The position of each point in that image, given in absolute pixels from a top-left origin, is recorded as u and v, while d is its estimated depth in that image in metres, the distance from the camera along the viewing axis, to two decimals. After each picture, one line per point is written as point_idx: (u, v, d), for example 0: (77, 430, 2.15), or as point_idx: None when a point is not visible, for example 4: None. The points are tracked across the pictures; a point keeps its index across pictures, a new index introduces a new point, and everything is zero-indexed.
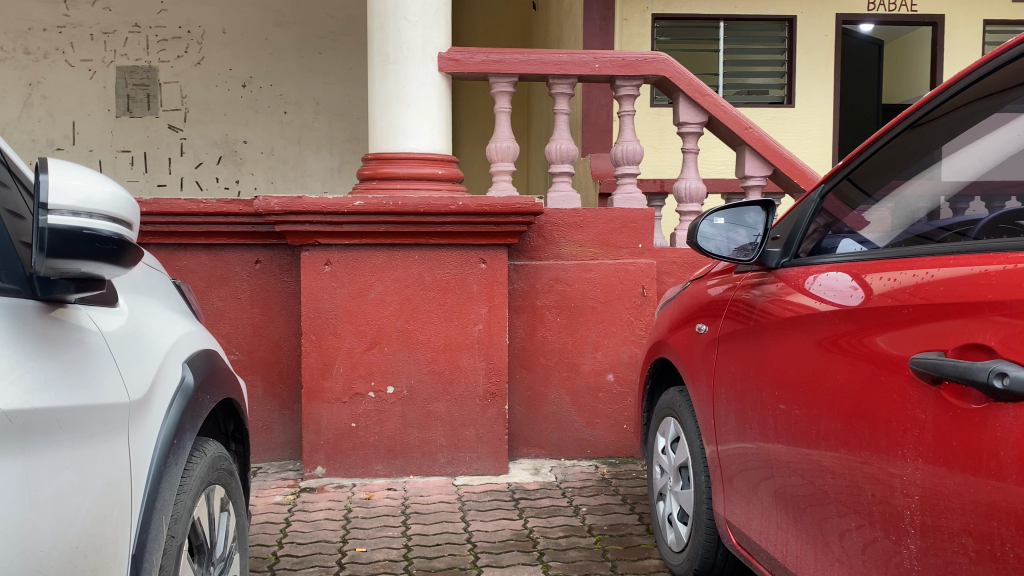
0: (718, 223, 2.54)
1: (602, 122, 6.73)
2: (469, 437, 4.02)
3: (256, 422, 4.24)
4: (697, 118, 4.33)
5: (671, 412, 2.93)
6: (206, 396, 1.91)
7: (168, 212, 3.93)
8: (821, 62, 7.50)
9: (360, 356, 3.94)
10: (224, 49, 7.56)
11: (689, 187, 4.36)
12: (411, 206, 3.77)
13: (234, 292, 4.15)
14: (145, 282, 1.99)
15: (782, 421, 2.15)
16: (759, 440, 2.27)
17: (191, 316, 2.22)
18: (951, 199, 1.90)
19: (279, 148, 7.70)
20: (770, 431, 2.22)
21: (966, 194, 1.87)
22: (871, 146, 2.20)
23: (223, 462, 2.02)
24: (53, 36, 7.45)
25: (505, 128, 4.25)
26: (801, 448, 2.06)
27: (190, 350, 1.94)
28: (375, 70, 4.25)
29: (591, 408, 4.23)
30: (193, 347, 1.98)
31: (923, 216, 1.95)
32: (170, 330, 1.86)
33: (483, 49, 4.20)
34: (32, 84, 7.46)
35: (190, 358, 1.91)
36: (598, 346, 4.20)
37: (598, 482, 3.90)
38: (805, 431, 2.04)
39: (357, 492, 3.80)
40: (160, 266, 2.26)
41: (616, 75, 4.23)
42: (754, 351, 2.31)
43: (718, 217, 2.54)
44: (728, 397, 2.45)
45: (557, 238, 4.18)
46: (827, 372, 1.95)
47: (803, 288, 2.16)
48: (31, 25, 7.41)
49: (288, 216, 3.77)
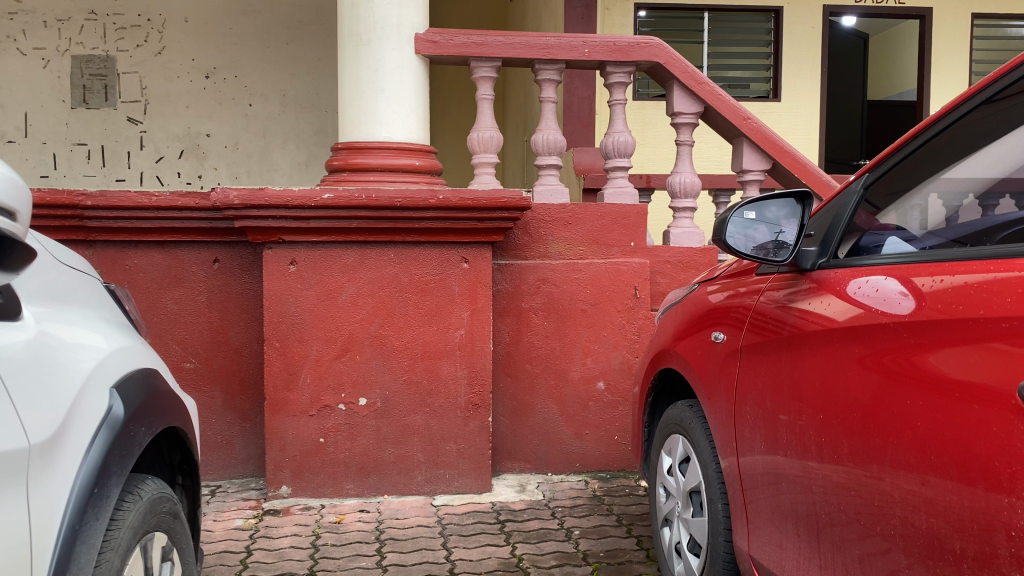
0: (745, 217, 2.22)
1: (584, 114, 6.44)
2: (450, 452, 3.70)
3: (215, 437, 3.88)
4: (692, 108, 4.03)
5: (678, 429, 2.63)
6: (143, 429, 1.56)
7: (117, 206, 3.55)
8: (808, 54, 7.26)
9: (328, 365, 3.60)
10: (186, 38, 7.12)
11: (683, 181, 4.03)
12: (386, 199, 3.43)
13: (191, 295, 3.78)
14: (63, 288, 1.63)
15: (827, 449, 1.85)
16: (797, 469, 1.97)
17: (123, 329, 1.86)
18: (942, 196, 1.83)
19: (244, 142, 7.27)
20: (812, 459, 1.92)
21: (959, 191, 1.79)
22: (928, 129, 1.85)
23: (165, 504, 1.68)
24: (4, 23, 6.97)
25: (487, 116, 3.93)
26: (856, 481, 1.76)
27: (121, 371, 1.58)
28: (345, 53, 3.90)
29: (580, 418, 3.93)
30: (127, 366, 1.63)
31: (916, 230, 1.87)
32: (94, 347, 1.52)
33: (463, 31, 3.87)
34: None
35: (122, 381, 1.55)
36: (588, 351, 3.90)
37: (590, 501, 3.59)
38: (858, 460, 1.75)
39: (326, 515, 3.46)
40: (88, 269, 1.90)
41: (606, 61, 3.93)
42: (788, 367, 2.01)
43: (747, 210, 2.22)
44: (755, 417, 2.15)
45: (544, 235, 3.88)
46: (893, 396, 1.65)
47: (844, 292, 1.87)
48: None
49: (249, 210, 3.41)
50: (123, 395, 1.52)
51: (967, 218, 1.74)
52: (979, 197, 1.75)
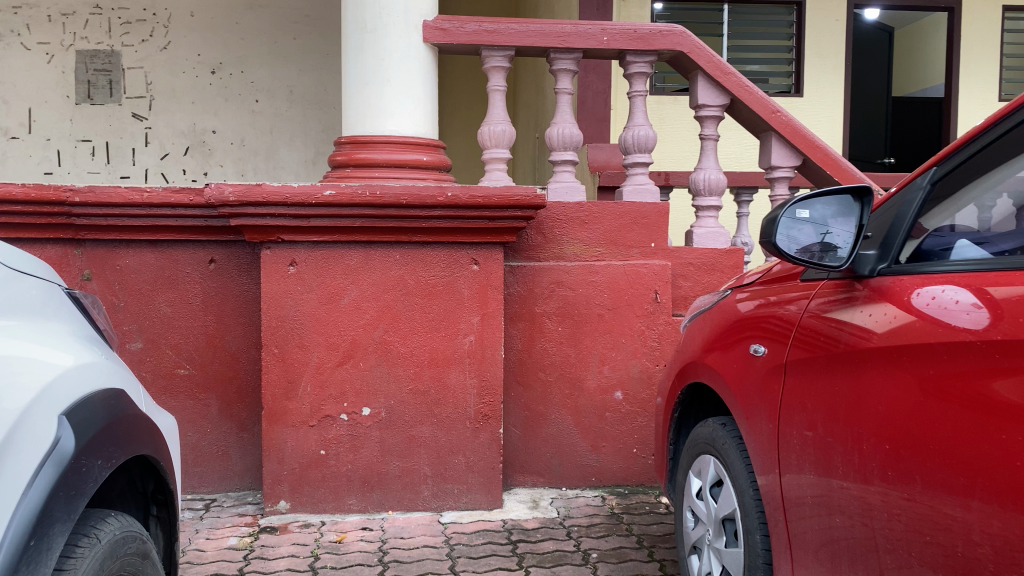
0: (796, 216, 1.91)
1: (599, 109, 6.21)
2: (458, 466, 3.48)
3: (210, 447, 3.67)
4: (717, 101, 3.78)
5: (710, 450, 2.39)
6: (100, 462, 1.34)
7: (106, 202, 3.33)
8: (832, 48, 7.00)
9: (330, 373, 3.38)
10: (192, 34, 6.78)
11: (708, 178, 3.78)
12: (391, 196, 3.21)
13: (185, 297, 3.58)
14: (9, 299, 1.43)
15: (895, 485, 1.60)
16: (857, 506, 1.72)
17: (84, 344, 1.61)
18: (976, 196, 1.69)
19: (250, 139, 6.92)
20: (875, 495, 1.66)
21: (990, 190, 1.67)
22: (1010, 116, 1.59)
23: (133, 545, 1.46)
24: (7, 17, 6.68)
25: (499, 109, 3.70)
26: (933, 526, 1.50)
27: (80, 391, 1.37)
28: (349, 41, 3.68)
29: (597, 430, 3.70)
30: (89, 387, 1.42)
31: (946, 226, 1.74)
32: (45, 366, 1.31)
33: (475, 18, 3.65)
34: None
35: (81, 405, 1.34)
36: (605, 359, 3.68)
37: (607, 519, 3.36)
38: (936, 501, 1.49)
39: (326, 533, 3.24)
40: (47, 275, 1.68)
41: (626, 50, 3.70)
42: (843, 388, 1.76)
43: (801, 209, 1.91)
44: (805, 441, 1.90)
45: (559, 235, 3.65)
46: (975, 427, 1.41)
47: (908, 303, 1.63)
48: None
49: (245, 207, 3.19)
50: (78, 422, 1.30)
51: (1004, 226, 1.62)
52: (1016, 201, 1.62)
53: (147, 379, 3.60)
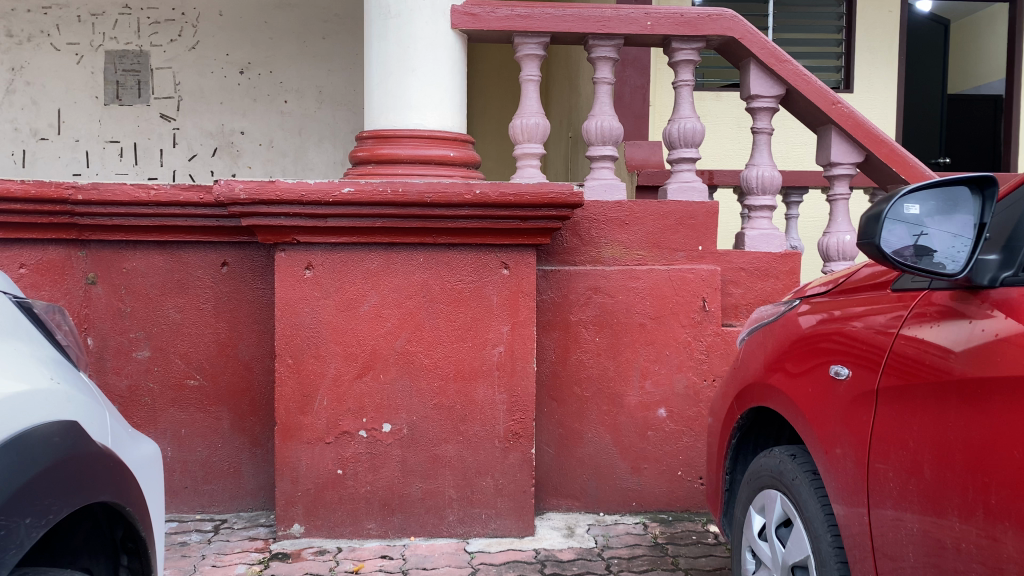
0: (900, 211, 1.53)
1: (637, 105, 5.89)
2: (486, 489, 3.20)
3: (221, 464, 3.42)
4: (771, 91, 3.46)
5: (777, 484, 2.07)
6: (28, 520, 1.19)
7: (111, 201, 3.10)
8: (884, 42, 6.62)
9: (348, 386, 3.12)
10: (221, 34, 6.40)
11: (761, 174, 3.45)
12: (414, 194, 2.93)
13: (195, 303, 3.33)
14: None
15: None
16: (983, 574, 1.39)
17: (66, 368, 1.50)
18: None
19: (278, 140, 6.53)
20: (1008, 560, 1.33)
21: None
22: None
23: None
24: (38, 17, 6.32)
25: (532, 101, 3.42)
26: None
27: (42, 426, 1.28)
28: (372, 29, 3.41)
29: (637, 450, 3.40)
30: (54, 419, 1.32)
31: None
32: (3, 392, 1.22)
33: (506, 2, 3.36)
34: (14, 69, 6.34)
35: (38, 433, 1.26)
36: (647, 373, 3.37)
37: (650, 550, 3.06)
38: None
39: (343, 562, 2.97)
40: None
41: (672, 36, 3.39)
42: (960, 425, 1.44)
43: (909, 205, 1.54)
44: (906, 486, 1.58)
45: (597, 237, 3.36)
46: None
47: None
48: (15, 5, 6.31)
49: (257, 206, 2.93)
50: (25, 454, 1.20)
51: None
52: None
53: (155, 390, 3.36)
